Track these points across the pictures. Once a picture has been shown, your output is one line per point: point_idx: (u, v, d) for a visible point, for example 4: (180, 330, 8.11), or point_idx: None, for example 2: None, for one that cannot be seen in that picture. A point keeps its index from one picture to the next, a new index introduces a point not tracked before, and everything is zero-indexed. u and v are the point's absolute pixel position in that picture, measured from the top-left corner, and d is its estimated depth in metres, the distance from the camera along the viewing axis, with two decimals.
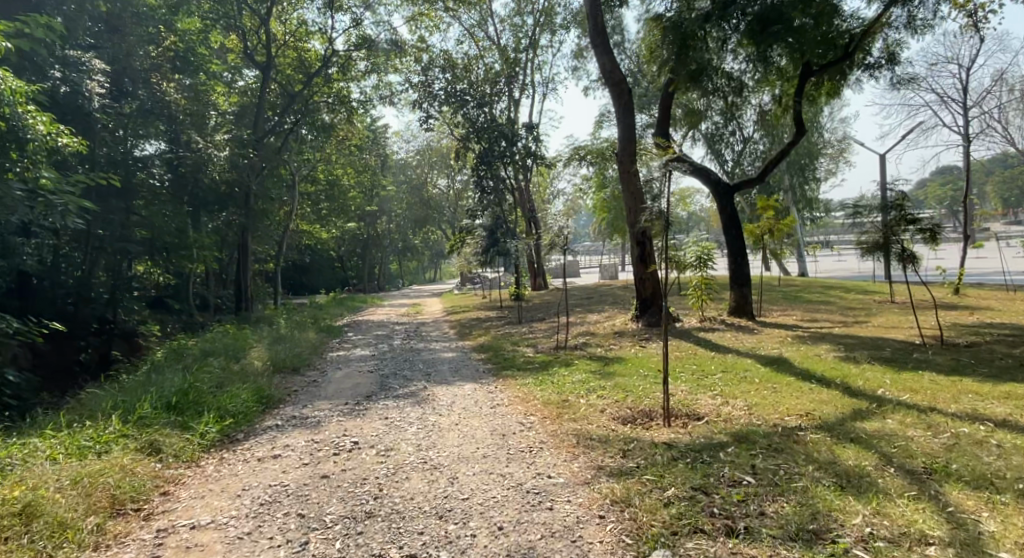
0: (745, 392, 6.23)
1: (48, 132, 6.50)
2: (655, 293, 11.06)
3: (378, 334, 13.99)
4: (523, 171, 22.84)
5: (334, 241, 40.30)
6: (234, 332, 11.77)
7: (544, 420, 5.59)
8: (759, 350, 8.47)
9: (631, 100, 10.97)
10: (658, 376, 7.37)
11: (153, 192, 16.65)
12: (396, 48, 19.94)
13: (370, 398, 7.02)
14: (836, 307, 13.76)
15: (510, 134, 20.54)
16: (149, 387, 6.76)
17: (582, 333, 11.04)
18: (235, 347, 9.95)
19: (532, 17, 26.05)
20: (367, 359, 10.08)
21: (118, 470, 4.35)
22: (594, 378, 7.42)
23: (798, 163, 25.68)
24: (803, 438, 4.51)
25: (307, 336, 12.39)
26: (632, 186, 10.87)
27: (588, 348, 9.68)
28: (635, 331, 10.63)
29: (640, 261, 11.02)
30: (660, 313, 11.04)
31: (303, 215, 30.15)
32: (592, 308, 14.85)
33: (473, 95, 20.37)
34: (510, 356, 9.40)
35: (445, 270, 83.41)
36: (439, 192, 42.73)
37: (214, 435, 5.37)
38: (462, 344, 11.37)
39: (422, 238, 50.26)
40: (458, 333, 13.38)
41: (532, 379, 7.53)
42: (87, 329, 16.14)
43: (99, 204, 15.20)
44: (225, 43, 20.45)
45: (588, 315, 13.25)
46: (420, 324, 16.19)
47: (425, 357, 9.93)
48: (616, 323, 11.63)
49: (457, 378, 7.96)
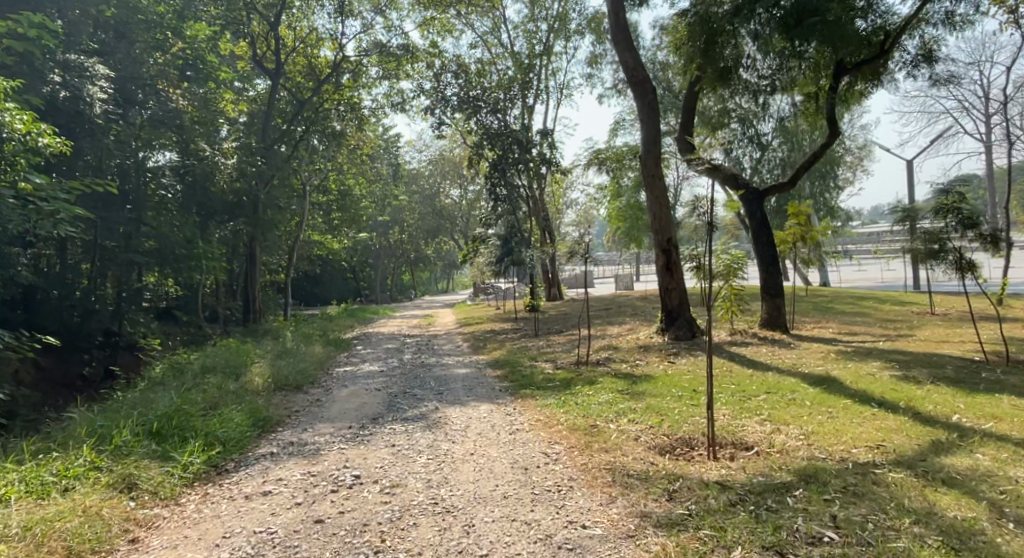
0: (797, 417, 5.51)
1: (27, 131, 5.98)
2: (683, 304, 10.36)
3: (389, 347, 13.42)
4: (538, 179, 22.28)
5: (346, 252, 39.97)
6: (237, 346, 11.25)
7: (572, 451, 4.91)
8: (801, 368, 7.74)
9: (655, 100, 10.32)
10: (694, 396, 6.68)
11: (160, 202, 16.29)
12: (408, 54, 19.56)
13: (377, 421, 6.40)
14: (874, 319, 12.93)
15: (524, 140, 19.99)
16: (135, 409, 6.18)
17: (604, 348, 10.35)
18: (235, 362, 9.40)
19: (546, 23, 25.60)
20: (375, 375, 9.50)
21: (79, 514, 3.73)
22: (623, 399, 6.74)
23: (821, 170, 24.88)
24: (884, 479, 3.80)
25: (314, 350, 11.84)
26: (658, 193, 10.22)
27: (613, 364, 8.99)
28: (661, 346, 9.93)
29: (667, 271, 10.34)
30: (689, 325, 10.32)
31: (314, 225, 29.80)
32: (613, 320, 14.13)
33: (487, 101, 20.01)
34: (528, 373, 8.75)
35: (458, 281, 83.08)
36: (452, 202, 42.36)
37: (199, 467, 4.75)
38: (476, 359, 10.74)
39: (435, 249, 49.86)
40: (472, 346, 12.75)
41: (554, 399, 6.88)
42: (91, 341, 16.00)
43: (103, 213, 14.84)
44: (235, 51, 20.19)
45: (610, 328, 12.56)
46: (432, 337, 15.60)
47: (437, 373, 9.32)
48: (640, 336, 10.93)
49: (471, 398, 7.32)
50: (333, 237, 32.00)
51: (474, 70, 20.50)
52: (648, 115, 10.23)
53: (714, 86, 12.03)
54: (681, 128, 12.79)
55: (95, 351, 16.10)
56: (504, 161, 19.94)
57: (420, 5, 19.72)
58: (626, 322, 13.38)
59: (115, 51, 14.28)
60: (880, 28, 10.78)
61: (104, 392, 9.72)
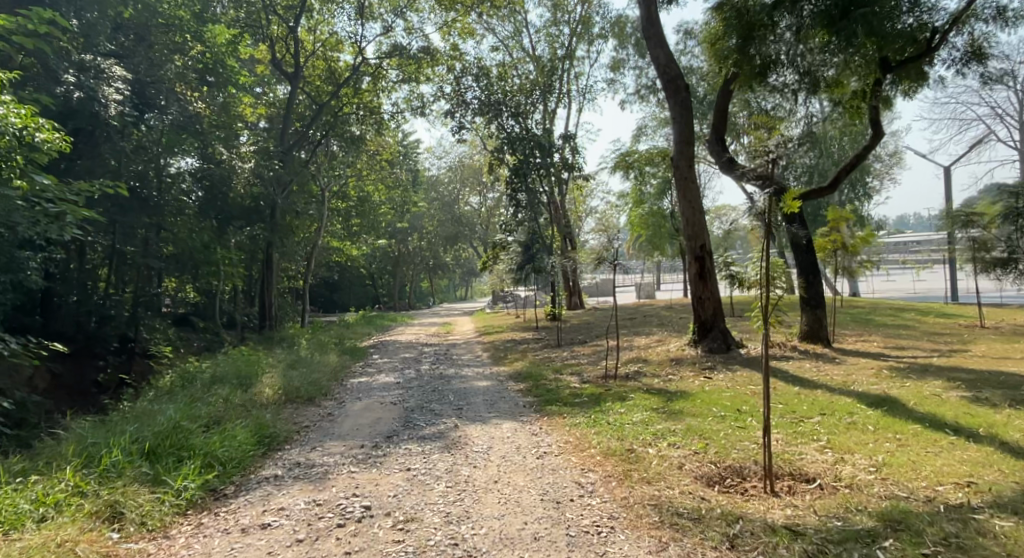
0: (861, 445, 4.89)
1: (25, 126, 5.62)
2: (717, 314, 9.70)
3: (406, 357, 12.95)
4: (560, 185, 21.76)
5: (365, 259, 39.79)
6: (250, 354, 10.86)
7: (609, 482, 4.34)
8: (854, 387, 7.08)
9: (689, 98, 9.73)
10: (739, 417, 6.06)
11: (178, 206, 16.10)
12: (429, 56, 19.24)
13: (391, 439, 5.89)
14: (920, 333, 12.12)
15: (546, 145, 19.49)
16: (134, 423, 5.75)
17: (634, 361, 9.73)
18: (246, 372, 9.00)
19: (569, 27, 25.15)
20: (391, 387, 9.01)
21: (50, 550, 3.25)
22: (660, 419, 6.14)
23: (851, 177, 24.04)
24: (990, 529, 3.19)
25: (328, 359, 11.41)
26: (691, 196, 9.63)
27: (644, 379, 8.39)
28: (695, 359, 9.29)
29: (700, 279, 9.71)
30: (724, 337, 9.66)
31: (333, 232, 29.64)
32: (639, 331, 13.48)
33: (510, 104, 19.78)
34: (552, 387, 8.19)
35: (476, 288, 82.81)
36: (471, 209, 41.99)
37: (194, 493, 4.26)
38: (497, 371, 10.21)
39: (454, 256, 49.57)
40: (492, 357, 12.22)
41: (583, 418, 6.31)
42: (107, 347, 15.95)
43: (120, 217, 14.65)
44: (255, 55, 20.07)
45: (637, 340, 11.93)
46: (451, 346, 15.11)
47: (456, 386, 8.81)
48: (671, 348, 10.30)
49: (493, 415, 6.78)
50: (352, 243, 31.82)
51: (495, 73, 20.13)
52: (680, 114, 9.66)
53: (749, 85, 11.42)
54: (713, 129, 12.17)
55: (111, 357, 16.02)
56: (525, 166, 19.45)
57: (441, 7, 19.43)
58: (653, 333, 12.73)
59: (134, 55, 14.21)
60: (925, 24, 9.87)
61: (112, 401, 9.38)
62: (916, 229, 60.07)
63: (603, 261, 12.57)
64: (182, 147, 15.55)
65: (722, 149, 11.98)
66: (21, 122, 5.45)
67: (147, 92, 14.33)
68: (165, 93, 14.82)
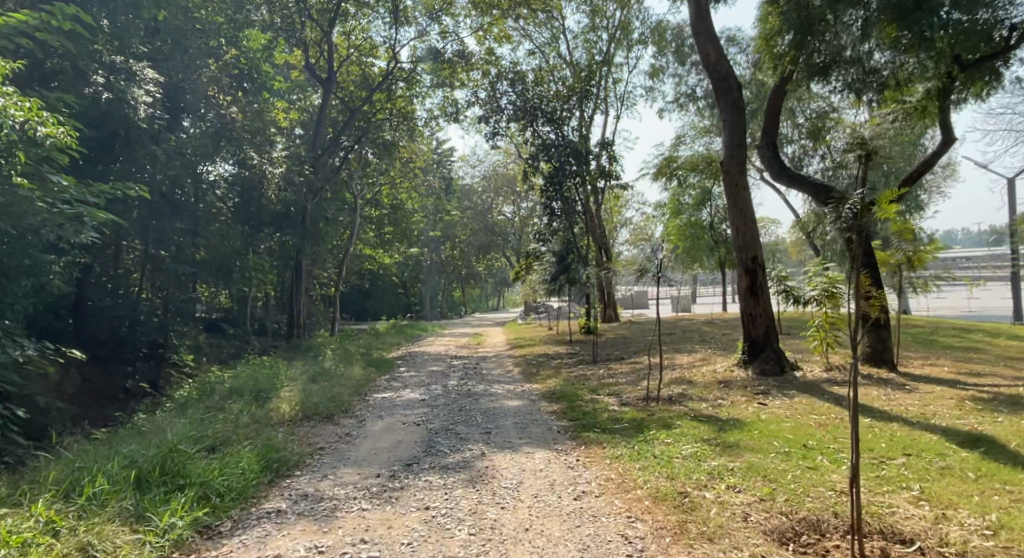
0: (966, 499, 4.06)
1: (27, 120, 5.33)
2: (770, 333, 8.84)
3: (433, 370, 12.41)
4: (595, 193, 21.07)
5: (397, 267, 39.68)
6: (272, 365, 10.47)
7: (662, 539, 3.64)
8: (937, 421, 6.17)
9: (741, 98, 8.95)
10: (807, 452, 5.26)
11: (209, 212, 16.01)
12: (464, 59, 18.84)
13: (410, 469, 5.29)
14: (997, 357, 10.96)
15: (582, 151, 18.86)
16: (134, 442, 5.29)
17: (679, 381, 8.96)
18: (264, 385, 8.56)
19: (607, 32, 24.56)
20: (415, 404, 8.43)
21: None
22: (713, 452, 5.39)
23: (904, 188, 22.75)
24: None
25: (353, 371, 10.93)
26: (743, 204, 8.84)
27: (690, 403, 7.62)
28: (745, 382, 8.45)
29: (751, 294, 8.89)
30: (778, 358, 8.77)
31: (366, 239, 29.52)
32: (681, 348, 12.65)
33: (547, 108, 19.23)
34: (589, 410, 7.50)
35: (508, 298, 82.32)
36: (505, 219, 41.42)
37: (182, 533, 3.72)
38: (528, 389, 9.54)
39: (487, 265, 49.13)
40: (523, 373, 11.56)
41: (624, 449, 5.61)
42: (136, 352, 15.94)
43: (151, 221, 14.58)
44: (290, 60, 20.09)
45: (681, 358, 11.13)
46: (481, 359, 14.52)
47: (484, 405, 8.18)
48: (717, 368, 9.45)
49: (523, 442, 6.13)
50: (384, 251, 31.64)
51: (531, 78, 19.67)
52: (731, 116, 8.89)
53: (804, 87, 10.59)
54: (764, 134, 11.35)
55: (139, 363, 15.95)
56: (560, 172, 18.83)
57: (476, 11, 19.08)
58: (697, 350, 11.90)
59: (168, 59, 14.52)
60: (1002, 21, 8.36)
61: (130, 411, 9.08)
62: (969, 245, 57.20)
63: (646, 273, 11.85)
64: (213, 151, 15.47)
65: (774, 155, 11.13)
66: (24, 115, 5.19)
67: (178, 100, 14.99)
68: (197, 99, 15.23)
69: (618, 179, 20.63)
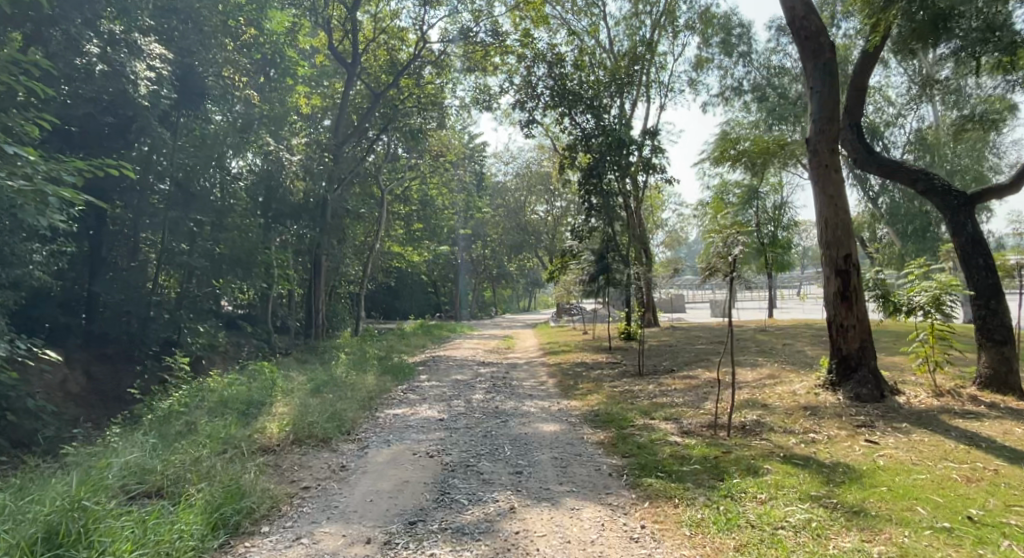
0: None
1: None
2: (865, 348, 7.11)
3: (457, 379, 11.08)
4: (637, 186, 19.47)
5: (426, 265, 38.66)
6: (275, 373, 9.29)
7: None
8: None
9: (834, 59, 7.26)
10: (975, 524, 3.65)
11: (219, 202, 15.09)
12: (497, 39, 17.51)
13: (412, 533, 3.89)
14: None
15: (626, 142, 17.31)
16: (55, 484, 4.05)
17: (752, 404, 7.34)
18: (256, 400, 7.34)
19: (652, 17, 22.98)
20: (431, 426, 7.04)
21: None
22: (833, 519, 3.83)
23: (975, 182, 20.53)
24: None
25: (366, 381, 9.62)
26: (835, 191, 7.17)
27: (774, 436, 6.03)
28: (835, 408, 6.76)
29: (841, 300, 7.21)
30: (876, 380, 7.01)
31: (393, 236, 28.46)
32: (743, 361, 10.94)
33: (588, 93, 17.71)
34: (644, 443, 5.99)
35: (540, 299, 80.90)
36: (539, 218, 39.97)
37: None
38: (567, 409, 8.03)
39: (519, 265, 47.78)
40: (559, 386, 10.13)
41: (704, 512, 4.07)
42: (146, 350, 15.14)
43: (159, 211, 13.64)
44: (314, 44, 19.12)
45: (748, 374, 9.46)
46: (511, 367, 13.13)
47: (514, 430, 6.73)
48: (795, 390, 7.77)
49: (564, 490, 4.64)
50: (413, 249, 30.54)
51: (569, 62, 18.19)
52: (822, 82, 7.23)
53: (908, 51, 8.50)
54: (846, 111, 9.48)
55: (149, 361, 15.11)
56: (600, 165, 17.45)
57: None
58: (764, 366, 10.20)
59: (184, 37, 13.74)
60: None
61: (113, 422, 8.01)
62: None
63: (715, 275, 8.72)
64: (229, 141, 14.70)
65: (859, 136, 9.18)
66: None
67: (191, 90, 13.95)
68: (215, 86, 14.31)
69: (663, 172, 19.00)
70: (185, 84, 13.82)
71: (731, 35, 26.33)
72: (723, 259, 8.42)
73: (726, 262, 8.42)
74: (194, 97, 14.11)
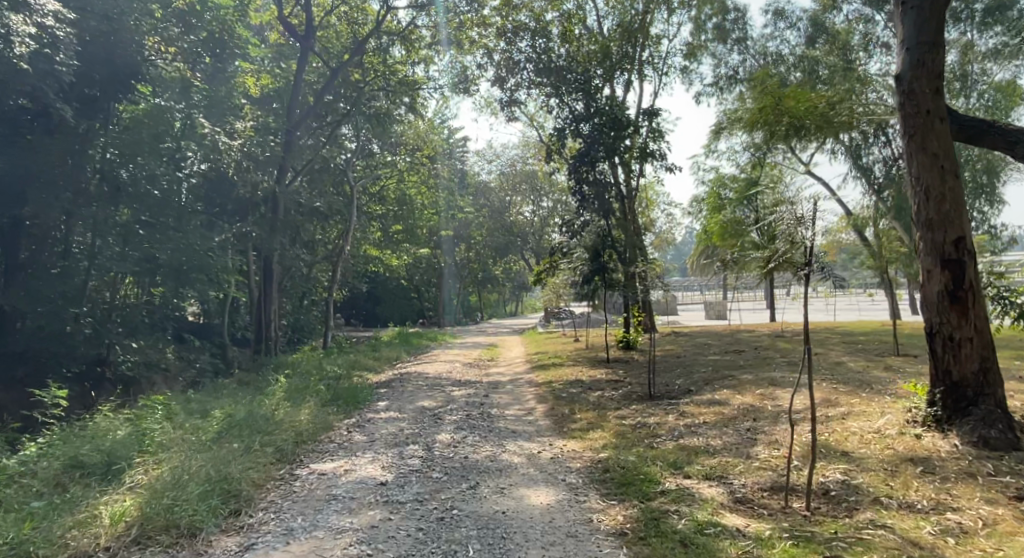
0: None
1: None
2: (988, 370, 5.08)
3: (424, 407, 8.84)
4: (633, 175, 17.35)
5: (406, 268, 36.43)
6: (175, 413, 6.96)
7: None
8: None
9: None
10: None
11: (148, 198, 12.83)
12: (474, 8, 15.36)
13: None
14: None
15: (624, 122, 15.17)
16: None
17: (828, 452, 5.19)
18: (119, 461, 5.02)
19: None
20: (367, 495, 4.75)
21: None
22: None
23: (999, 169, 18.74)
24: None
25: (299, 417, 7.33)
26: (940, 146, 5.14)
27: (895, 520, 3.84)
28: (961, 461, 4.64)
29: (950, 303, 5.14)
30: (1006, 417, 4.93)
31: (367, 238, 26.17)
32: (776, 380, 8.85)
33: (578, 70, 15.50)
34: (693, 536, 3.74)
35: (528, 304, 78.53)
36: (526, 219, 38.05)
37: None
38: (563, 460, 5.77)
39: (505, 268, 45.67)
40: (551, 417, 7.96)
41: None
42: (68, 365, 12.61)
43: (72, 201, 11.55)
44: (266, 18, 16.80)
45: (793, 402, 7.34)
46: (491, 387, 10.90)
47: (489, 504, 4.47)
48: (882, 428, 5.62)
49: None
50: (390, 252, 28.32)
51: (555, 35, 16.06)
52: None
53: None
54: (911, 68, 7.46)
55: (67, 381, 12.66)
56: (592, 149, 15.32)
57: None
58: (807, 388, 8.09)
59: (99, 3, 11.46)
60: None
61: None
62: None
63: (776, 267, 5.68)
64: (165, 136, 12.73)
65: None
66: None
67: (118, 70, 12.04)
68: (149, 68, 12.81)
69: (661, 160, 16.93)
70: (110, 65, 11.89)
71: (728, 18, 24.46)
72: (795, 246, 5.40)
73: (800, 249, 5.42)
74: (123, 79, 12.27)
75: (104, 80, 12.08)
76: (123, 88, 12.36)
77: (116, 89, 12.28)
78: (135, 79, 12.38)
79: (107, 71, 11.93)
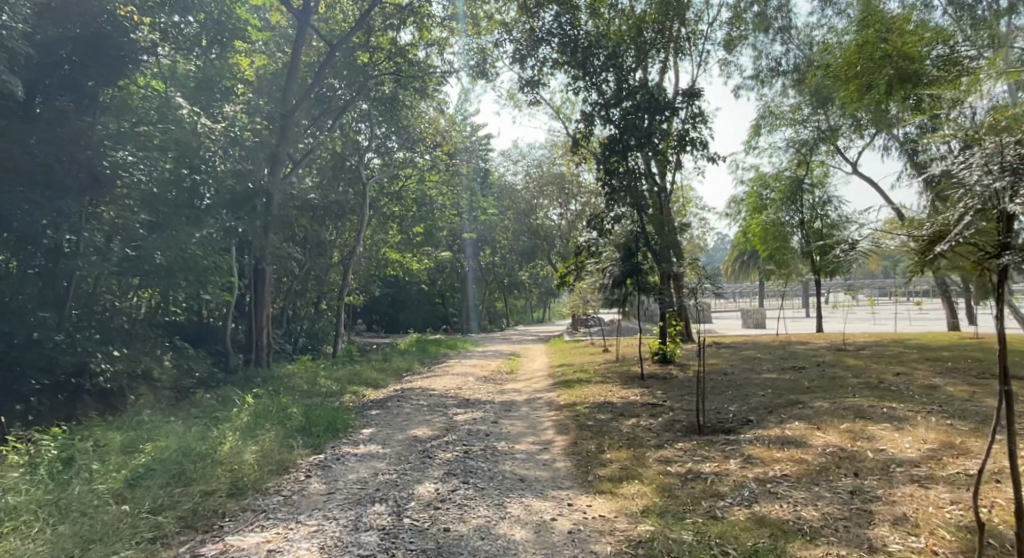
0: None
1: None
2: None
3: (415, 439, 7.13)
4: (670, 166, 15.39)
5: (427, 273, 34.92)
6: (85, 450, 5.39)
7: None
8: None
9: None
10: None
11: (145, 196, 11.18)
12: None
13: None
14: None
15: (661, 104, 13.28)
16: None
17: (1008, 548, 3.26)
18: None
19: None
20: None
21: None
22: None
23: None
24: None
25: (246, 453, 5.69)
26: None
27: None
28: None
29: None
30: None
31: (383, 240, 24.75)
32: (864, 412, 6.85)
33: (606, 44, 13.74)
34: None
35: (556, 311, 76.35)
36: (553, 223, 36.29)
37: None
38: (586, 539, 3.96)
39: (532, 273, 43.88)
40: (572, 457, 6.19)
41: None
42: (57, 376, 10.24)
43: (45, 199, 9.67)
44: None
45: (902, 447, 5.37)
46: (503, 410, 9.14)
47: None
48: None
49: None
50: (409, 255, 26.88)
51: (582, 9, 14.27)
52: None
53: None
54: None
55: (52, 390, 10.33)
56: (624, 136, 13.52)
57: None
58: (913, 425, 6.09)
59: None
60: None
61: None
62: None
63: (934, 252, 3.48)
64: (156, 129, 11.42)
65: None
66: None
67: (100, 50, 10.01)
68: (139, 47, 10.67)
69: (702, 149, 14.98)
70: (93, 45, 9.93)
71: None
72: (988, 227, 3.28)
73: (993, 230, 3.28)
74: (110, 61, 10.22)
75: (85, 61, 9.99)
76: (110, 71, 10.30)
77: (108, 75, 10.34)
78: (123, 61, 10.33)
79: (88, 50, 9.92)
